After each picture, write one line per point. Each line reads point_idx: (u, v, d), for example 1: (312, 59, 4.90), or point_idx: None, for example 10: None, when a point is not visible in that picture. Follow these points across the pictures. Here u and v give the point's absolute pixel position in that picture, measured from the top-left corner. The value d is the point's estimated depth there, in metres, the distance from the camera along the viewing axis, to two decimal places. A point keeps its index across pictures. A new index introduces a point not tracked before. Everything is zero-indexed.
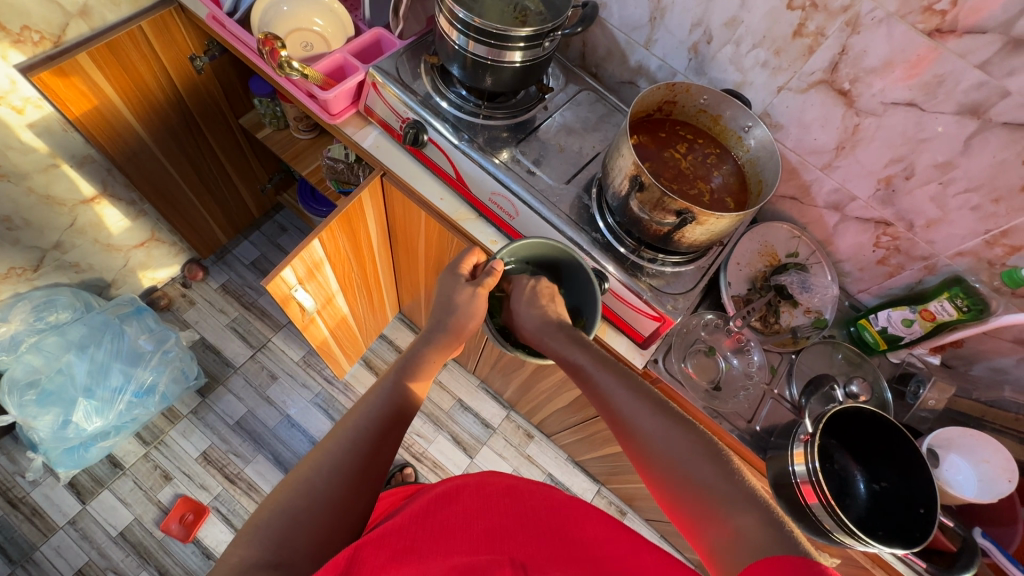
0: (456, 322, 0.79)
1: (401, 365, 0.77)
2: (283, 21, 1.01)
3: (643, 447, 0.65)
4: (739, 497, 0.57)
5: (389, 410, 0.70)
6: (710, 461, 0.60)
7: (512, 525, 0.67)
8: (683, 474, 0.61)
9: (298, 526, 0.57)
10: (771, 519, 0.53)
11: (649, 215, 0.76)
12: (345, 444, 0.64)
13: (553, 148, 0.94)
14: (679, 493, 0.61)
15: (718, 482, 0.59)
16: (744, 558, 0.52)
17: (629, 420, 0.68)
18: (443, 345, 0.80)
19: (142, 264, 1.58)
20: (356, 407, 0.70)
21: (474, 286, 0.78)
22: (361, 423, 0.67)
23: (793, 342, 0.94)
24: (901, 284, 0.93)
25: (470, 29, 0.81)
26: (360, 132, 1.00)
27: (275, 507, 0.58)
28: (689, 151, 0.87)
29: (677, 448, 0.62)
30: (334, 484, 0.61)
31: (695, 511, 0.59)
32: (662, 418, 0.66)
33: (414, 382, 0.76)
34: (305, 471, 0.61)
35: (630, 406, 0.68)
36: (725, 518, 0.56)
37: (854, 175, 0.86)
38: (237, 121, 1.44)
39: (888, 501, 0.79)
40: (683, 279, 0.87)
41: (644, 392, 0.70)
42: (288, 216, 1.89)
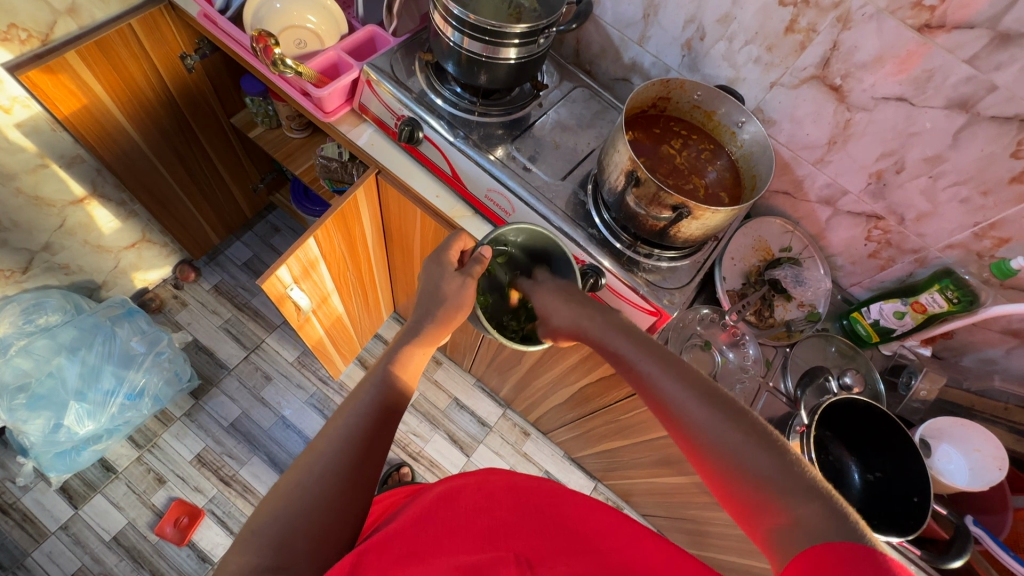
0: (444, 311, 0.79)
1: (389, 358, 0.75)
2: (276, 18, 1.00)
3: (693, 434, 0.62)
4: (801, 486, 0.54)
5: (380, 405, 0.69)
6: (767, 448, 0.57)
7: (514, 522, 0.67)
8: (739, 462, 0.58)
9: (297, 527, 0.57)
10: (837, 509, 0.51)
11: (645, 210, 0.77)
12: (338, 443, 0.64)
13: (548, 144, 0.94)
14: (734, 482, 0.58)
15: (777, 471, 0.55)
16: (807, 551, 0.49)
17: (676, 405, 0.64)
18: (430, 335, 0.80)
19: (132, 266, 1.57)
20: (347, 404, 0.69)
21: (464, 275, 0.79)
22: (353, 418, 0.67)
23: (787, 335, 0.95)
24: (892, 277, 0.95)
25: (465, 26, 0.80)
26: (355, 130, 1.00)
27: (274, 509, 0.58)
28: (684, 147, 0.88)
29: (731, 435, 0.59)
30: (332, 483, 0.61)
31: (751, 500, 0.56)
32: (714, 404, 0.62)
33: (402, 374, 0.75)
34: (304, 470, 0.61)
35: (678, 391, 0.65)
36: (788, 509, 0.53)
37: (846, 170, 0.87)
38: (228, 120, 1.42)
39: (881, 491, 0.80)
40: (678, 274, 0.87)
41: (692, 376, 0.66)
42: (280, 216, 1.88)
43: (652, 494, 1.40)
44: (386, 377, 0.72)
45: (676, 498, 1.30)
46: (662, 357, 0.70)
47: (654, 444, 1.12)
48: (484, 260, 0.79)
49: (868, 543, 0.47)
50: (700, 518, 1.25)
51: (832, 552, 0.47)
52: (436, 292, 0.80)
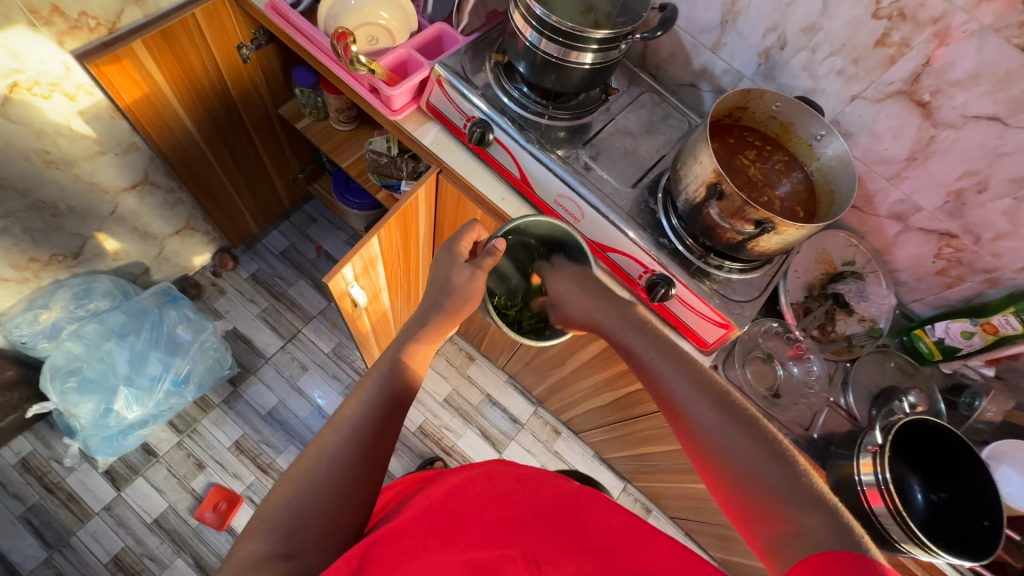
0: (452, 303, 0.79)
1: (393, 356, 0.74)
2: (349, 14, 0.97)
3: (700, 437, 0.65)
4: (807, 496, 0.57)
5: (388, 395, 0.69)
6: (776, 459, 0.60)
7: (523, 515, 0.69)
8: (742, 468, 0.61)
9: (308, 515, 0.58)
10: (840, 521, 0.54)
11: (727, 223, 0.76)
12: (345, 434, 0.64)
13: (616, 151, 0.93)
14: (735, 488, 0.61)
15: (782, 481, 0.58)
16: (809, 557, 0.52)
17: (685, 408, 0.67)
18: (438, 328, 0.80)
19: (175, 253, 1.57)
20: (351, 401, 0.68)
21: (472, 266, 0.79)
22: (363, 406, 0.67)
23: (848, 351, 0.95)
24: (959, 296, 0.94)
25: (545, 28, 0.80)
26: (420, 129, 0.98)
27: (285, 497, 0.59)
28: (758, 158, 0.86)
29: (740, 443, 0.62)
30: (342, 471, 0.62)
31: (754, 505, 0.59)
32: (724, 411, 0.64)
33: (408, 365, 0.74)
34: (312, 459, 0.62)
35: (689, 396, 0.67)
36: (793, 518, 0.56)
37: (923, 187, 0.86)
38: (276, 110, 1.43)
39: (947, 512, 0.80)
40: (749, 285, 0.86)
41: (702, 380, 0.69)
42: (316, 206, 1.89)
43: (686, 499, 1.41)
44: (392, 370, 0.72)
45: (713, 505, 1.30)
46: (675, 356, 0.72)
47: None
48: (497, 253, 0.79)
49: (867, 556, 0.50)
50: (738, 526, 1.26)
51: (833, 562, 0.50)
52: (438, 278, 0.80)
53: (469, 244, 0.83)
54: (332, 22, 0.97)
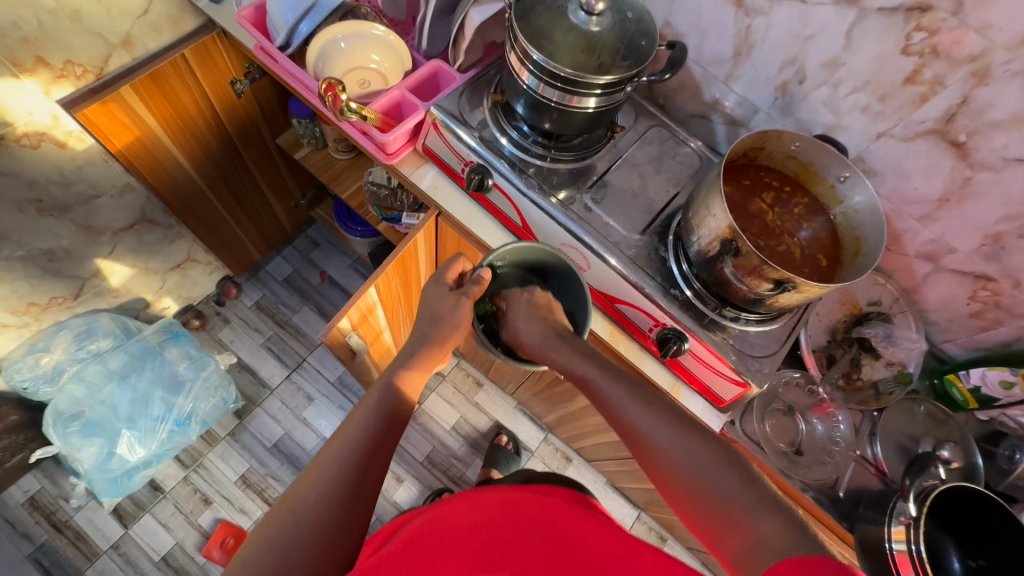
0: (440, 331, 0.75)
1: (385, 386, 0.70)
2: (339, 58, 0.91)
3: (659, 459, 0.65)
4: (760, 501, 0.58)
5: (383, 423, 0.66)
6: (732, 469, 0.61)
7: (509, 538, 0.64)
8: (699, 484, 0.62)
9: (290, 557, 0.55)
10: (796, 523, 0.55)
11: (743, 281, 0.71)
12: (332, 471, 0.61)
13: (624, 193, 0.87)
14: (697, 503, 0.62)
15: (741, 491, 0.59)
16: (767, 564, 0.53)
17: (642, 433, 0.66)
18: (430, 356, 0.76)
19: (178, 285, 1.55)
20: (338, 436, 0.65)
21: (458, 295, 0.76)
22: (355, 436, 0.64)
23: (876, 400, 0.89)
24: (996, 340, 0.87)
25: (543, 73, 0.75)
26: (417, 171, 0.94)
27: (268, 535, 0.57)
28: (776, 201, 0.81)
29: (696, 460, 0.63)
30: (328, 510, 0.58)
31: (713, 515, 0.61)
32: (679, 430, 0.65)
33: (402, 395, 0.70)
34: (297, 497, 0.59)
35: (644, 417, 0.67)
36: (753, 527, 0.57)
37: (957, 228, 0.79)
38: (274, 141, 1.40)
39: None
40: (767, 338, 0.80)
41: (655, 401, 0.69)
42: (320, 230, 1.86)
43: None
44: (383, 398, 0.68)
45: None
46: (629, 381, 0.71)
47: None
48: (483, 282, 0.74)
49: (825, 554, 0.52)
50: None
51: (792, 567, 0.51)
52: (425, 308, 0.77)
53: (455, 272, 0.79)
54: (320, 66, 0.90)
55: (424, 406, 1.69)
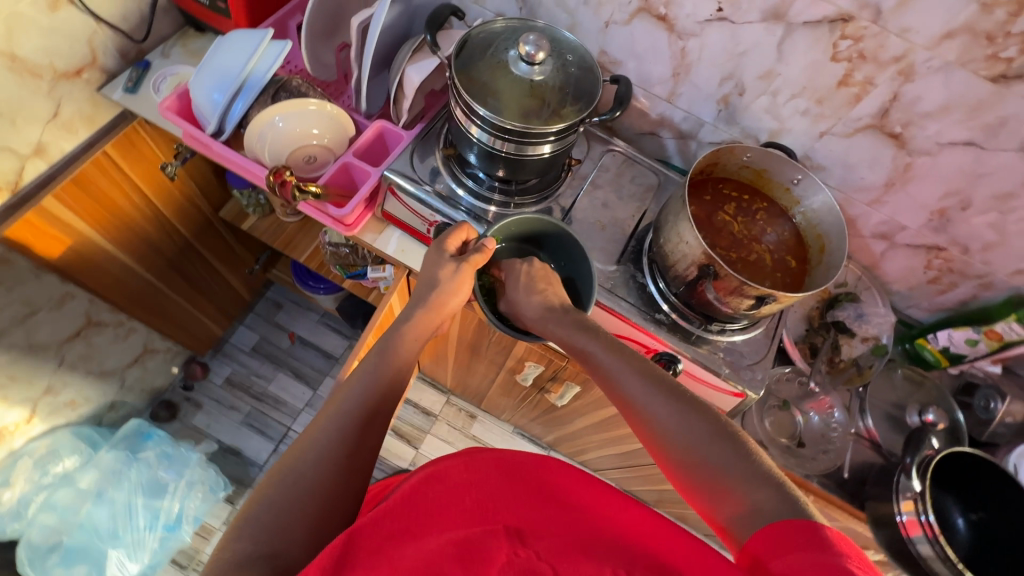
0: (438, 297, 0.73)
1: (379, 353, 0.67)
2: (278, 138, 0.84)
3: (654, 431, 0.60)
4: (758, 473, 0.52)
5: (379, 386, 0.63)
6: (726, 439, 0.55)
7: (506, 491, 0.56)
8: (693, 454, 0.56)
9: (292, 512, 0.52)
10: (787, 492, 0.49)
11: (725, 301, 0.72)
12: (333, 428, 0.58)
13: (591, 225, 0.88)
14: (687, 475, 0.56)
15: (733, 461, 0.53)
16: (756, 533, 0.47)
17: (638, 405, 0.62)
18: (422, 323, 0.73)
19: (140, 380, 1.47)
20: (336, 400, 0.62)
21: (459, 261, 0.75)
22: (354, 397, 0.61)
23: (859, 376, 0.93)
24: (955, 301, 0.93)
25: (493, 128, 0.74)
26: (380, 237, 0.91)
27: (265, 496, 0.52)
28: (739, 211, 0.83)
29: (689, 429, 0.57)
30: (327, 467, 0.55)
31: (704, 486, 0.54)
32: (674, 400, 0.60)
33: (402, 367, 0.67)
34: (298, 453, 0.56)
35: (640, 390, 0.62)
36: (742, 496, 0.51)
37: (905, 208, 0.84)
38: (217, 215, 1.33)
39: (986, 536, 0.79)
40: (755, 345, 0.82)
41: (652, 372, 0.64)
42: (279, 290, 1.79)
43: None
44: (378, 369, 0.65)
45: None
46: (627, 353, 0.67)
47: None
48: (487, 249, 0.75)
49: (815, 521, 0.45)
50: None
51: (782, 530, 0.45)
52: (424, 273, 0.75)
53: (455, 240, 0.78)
54: (258, 148, 0.83)
55: (422, 449, 1.65)
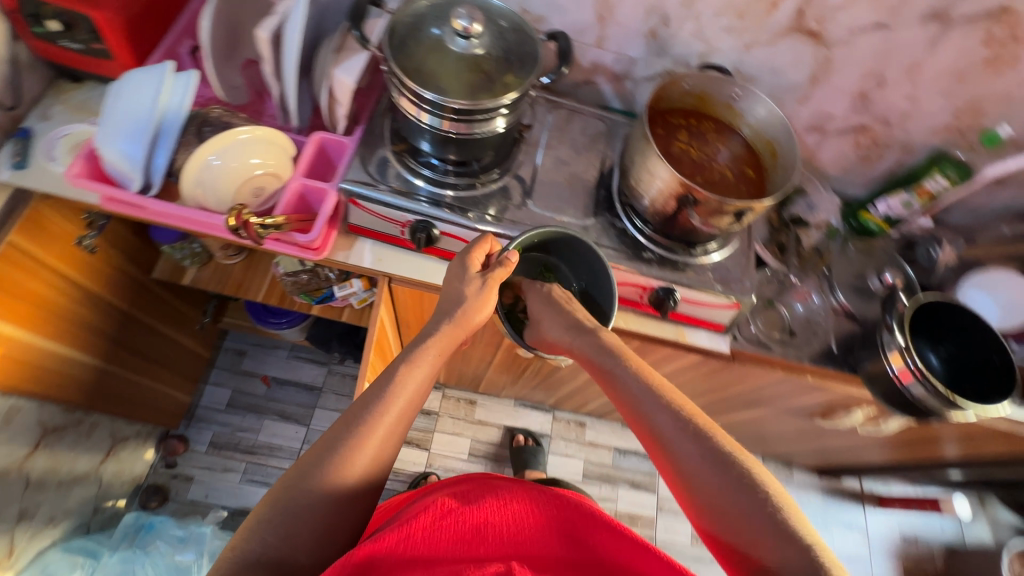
0: (464, 314, 0.70)
1: (405, 359, 0.67)
2: (217, 178, 0.76)
3: (681, 469, 0.61)
4: (790, 537, 0.54)
5: (399, 403, 0.63)
6: (753, 491, 0.58)
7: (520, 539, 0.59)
8: (719, 499, 0.58)
9: (304, 517, 0.55)
10: (810, 549, 0.54)
11: (707, 223, 0.76)
12: (352, 433, 0.59)
13: (558, 185, 0.88)
14: (711, 514, 0.59)
15: (758, 514, 0.57)
16: None
17: (666, 442, 0.62)
18: (448, 339, 0.69)
19: (117, 473, 1.36)
20: (354, 406, 0.63)
21: (482, 277, 0.71)
22: (375, 406, 0.62)
23: (822, 260, 1.02)
24: (885, 171, 1.03)
25: (445, 110, 0.72)
26: (353, 253, 0.87)
27: (276, 501, 0.56)
28: (691, 137, 0.86)
29: (718, 476, 0.59)
30: (343, 483, 0.57)
31: (730, 532, 0.58)
32: (703, 442, 0.61)
33: (423, 375, 0.66)
34: (313, 457, 0.58)
35: (670, 427, 0.63)
36: (769, 549, 0.55)
37: (830, 98, 0.91)
38: (149, 277, 1.22)
39: (959, 362, 0.91)
40: (737, 256, 0.88)
41: (677, 404, 0.64)
42: (236, 337, 1.69)
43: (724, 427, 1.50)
44: (400, 380, 0.64)
45: (751, 424, 1.41)
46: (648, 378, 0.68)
47: (733, 396, 1.19)
48: (508, 264, 0.71)
49: None
50: (776, 429, 1.38)
51: None
52: (448, 289, 0.72)
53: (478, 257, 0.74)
54: (198, 189, 0.76)
55: (433, 449, 1.65)
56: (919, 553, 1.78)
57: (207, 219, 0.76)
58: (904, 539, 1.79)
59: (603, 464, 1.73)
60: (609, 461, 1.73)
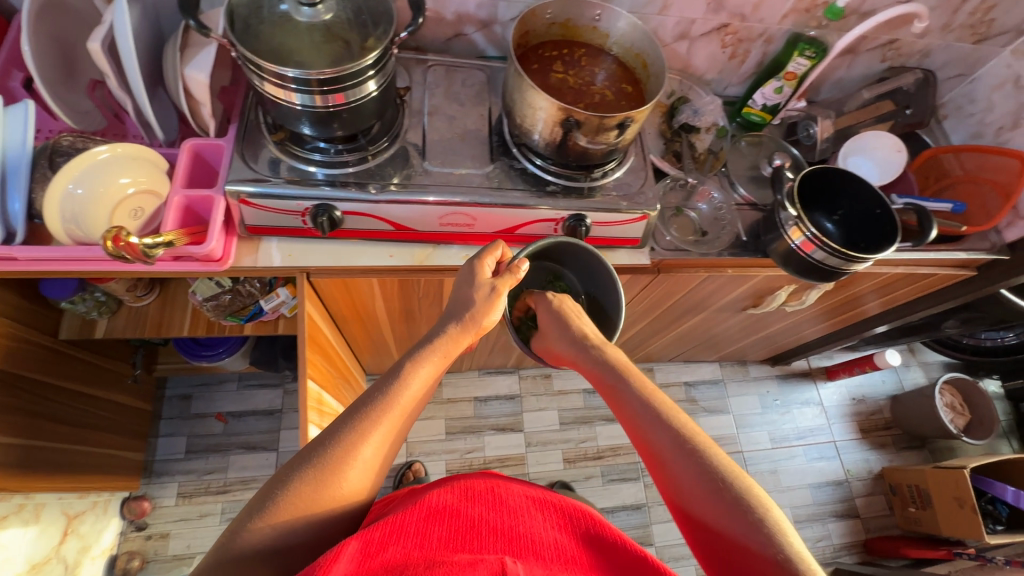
0: (472, 315, 0.74)
1: (402, 359, 0.71)
2: (88, 208, 0.72)
3: (670, 474, 0.64)
4: (768, 541, 0.56)
5: (400, 408, 0.66)
6: (734, 496, 0.59)
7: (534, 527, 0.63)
8: (702, 503, 0.61)
9: (302, 511, 0.57)
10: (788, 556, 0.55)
11: (595, 142, 0.78)
12: (354, 427, 0.63)
13: (450, 140, 0.89)
14: (697, 516, 0.61)
15: (738, 518, 0.58)
16: None
17: (657, 446, 0.66)
18: (454, 341, 0.74)
19: (82, 550, 1.29)
20: (356, 404, 0.66)
21: (492, 283, 0.76)
22: (377, 403, 0.65)
23: (718, 159, 1.08)
24: (755, 64, 1.09)
25: (311, 85, 0.70)
26: (260, 254, 0.84)
27: (272, 495, 0.58)
28: (566, 66, 0.88)
29: (705, 480, 0.61)
30: (344, 479, 0.60)
31: (715, 540, 0.60)
32: (691, 451, 0.64)
33: (422, 373, 0.70)
34: (310, 452, 0.61)
35: (660, 432, 0.66)
36: (750, 553, 0.57)
37: (686, 3, 0.95)
38: (57, 338, 1.17)
39: (850, 222, 1.01)
40: (634, 171, 0.91)
41: (669, 413, 0.68)
42: (178, 382, 1.61)
43: (676, 341, 1.58)
44: (403, 378, 0.68)
45: (697, 331, 1.49)
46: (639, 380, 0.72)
47: (670, 308, 1.25)
48: (517, 272, 0.76)
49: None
50: (721, 328, 1.48)
51: None
52: (456, 295, 0.76)
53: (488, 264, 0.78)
54: (71, 227, 0.71)
55: (410, 438, 1.66)
56: (868, 409, 1.97)
57: (86, 252, 0.71)
58: (853, 401, 1.97)
59: (577, 407, 1.79)
60: (581, 403, 1.80)
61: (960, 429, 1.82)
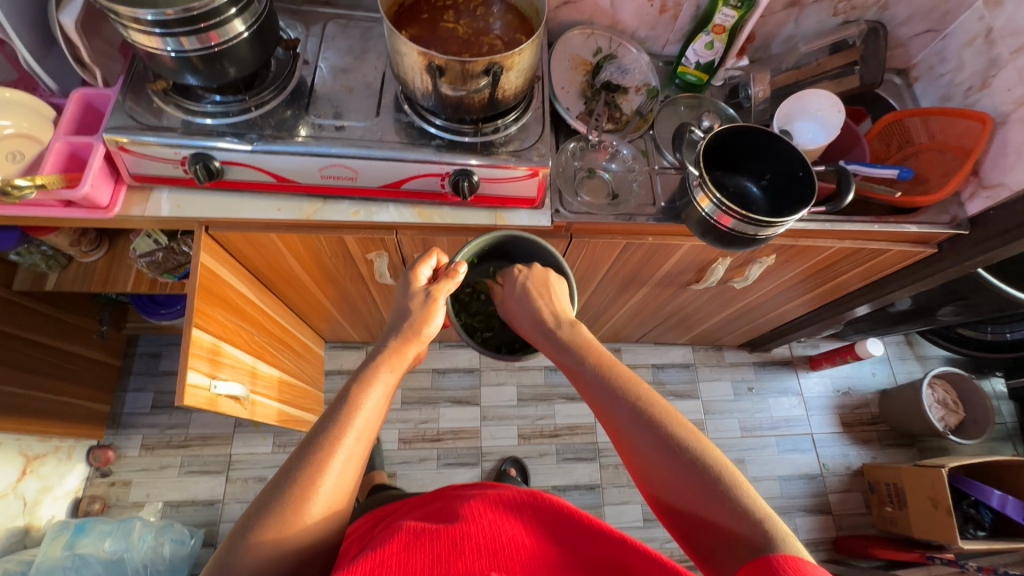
0: (410, 325, 0.72)
1: (356, 379, 0.64)
2: None
3: (637, 454, 0.60)
4: (740, 512, 0.52)
5: (358, 424, 0.60)
6: (701, 467, 0.56)
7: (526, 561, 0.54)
8: (670, 480, 0.57)
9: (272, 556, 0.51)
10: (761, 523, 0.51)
11: (465, 90, 0.75)
12: (308, 457, 0.56)
13: (340, 93, 0.88)
14: (669, 496, 0.57)
15: (706, 491, 0.55)
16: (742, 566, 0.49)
17: (622, 425, 0.62)
18: (397, 353, 0.70)
19: (42, 491, 1.37)
20: (313, 432, 0.59)
21: (426, 291, 0.74)
22: (332, 427, 0.59)
23: (645, 121, 1.02)
24: (688, 18, 1.02)
25: (170, 26, 0.69)
26: (149, 205, 0.87)
27: (235, 542, 0.51)
28: (458, 15, 0.85)
29: (674, 457, 0.57)
30: (306, 511, 0.53)
31: (688, 518, 0.56)
32: (655, 426, 0.60)
33: (375, 391, 0.64)
34: (272, 488, 0.54)
35: (623, 409, 0.63)
36: (723, 528, 0.53)
37: None
38: (12, 289, 1.24)
39: (775, 186, 0.94)
40: (529, 128, 0.89)
41: (632, 387, 0.65)
42: (149, 340, 1.69)
43: (633, 319, 1.53)
44: (353, 399, 0.61)
45: (650, 308, 1.44)
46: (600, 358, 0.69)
47: (605, 280, 1.20)
48: (454, 275, 0.75)
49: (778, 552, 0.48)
50: (676, 306, 1.42)
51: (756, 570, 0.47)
52: (394, 306, 0.75)
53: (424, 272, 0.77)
54: None
55: None
56: (854, 403, 1.85)
57: None
58: (838, 393, 1.86)
59: (537, 384, 1.76)
60: (541, 380, 1.77)
61: (951, 427, 1.68)
